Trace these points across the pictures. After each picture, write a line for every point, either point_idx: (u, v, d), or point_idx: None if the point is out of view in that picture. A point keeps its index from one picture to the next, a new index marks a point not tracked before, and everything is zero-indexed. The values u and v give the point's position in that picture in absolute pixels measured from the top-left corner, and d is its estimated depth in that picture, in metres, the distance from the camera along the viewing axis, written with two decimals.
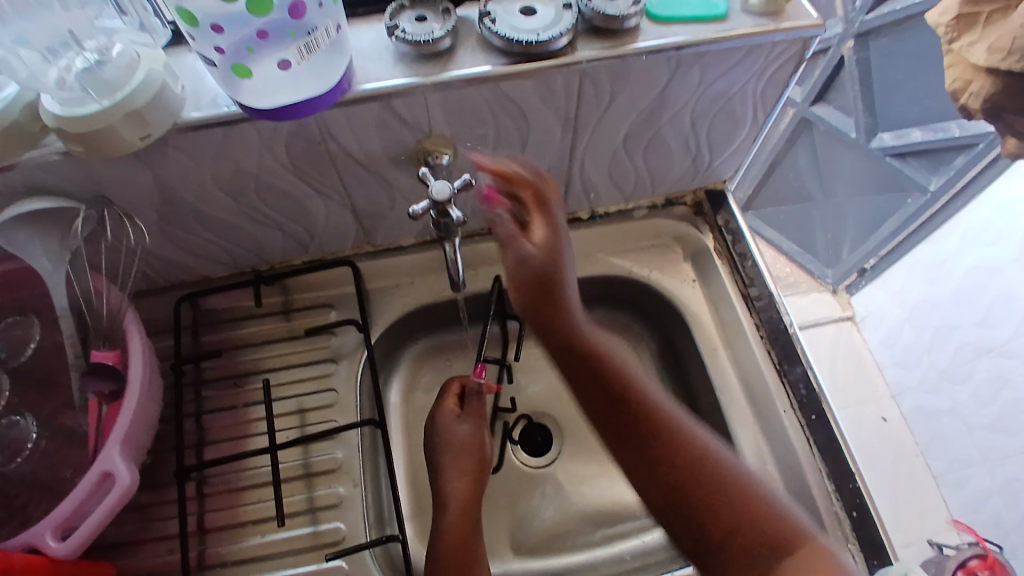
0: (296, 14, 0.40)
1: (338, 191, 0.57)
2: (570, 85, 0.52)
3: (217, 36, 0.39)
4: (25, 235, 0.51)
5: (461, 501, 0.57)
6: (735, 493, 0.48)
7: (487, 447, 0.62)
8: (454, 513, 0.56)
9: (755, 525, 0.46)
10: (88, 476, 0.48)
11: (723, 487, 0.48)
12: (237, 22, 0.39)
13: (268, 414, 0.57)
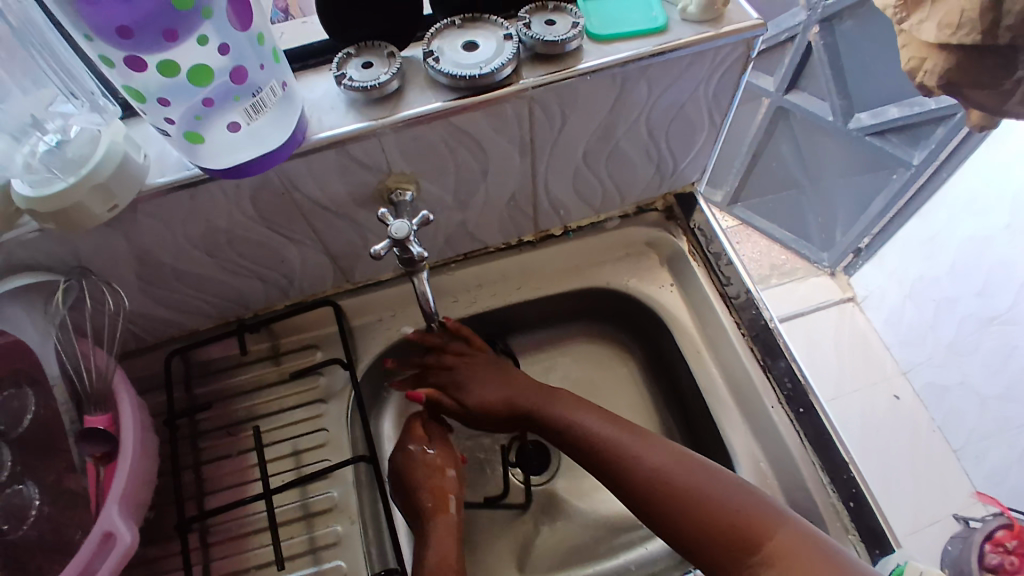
0: (239, 80, 0.42)
1: (310, 236, 0.59)
2: (521, 112, 0.53)
3: (166, 109, 0.42)
4: (11, 309, 0.52)
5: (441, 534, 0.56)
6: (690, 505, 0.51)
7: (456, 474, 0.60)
8: (433, 547, 0.55)
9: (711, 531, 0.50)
10: (90, 536, 0.49)
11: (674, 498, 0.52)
12: (182, 93, 0.41)
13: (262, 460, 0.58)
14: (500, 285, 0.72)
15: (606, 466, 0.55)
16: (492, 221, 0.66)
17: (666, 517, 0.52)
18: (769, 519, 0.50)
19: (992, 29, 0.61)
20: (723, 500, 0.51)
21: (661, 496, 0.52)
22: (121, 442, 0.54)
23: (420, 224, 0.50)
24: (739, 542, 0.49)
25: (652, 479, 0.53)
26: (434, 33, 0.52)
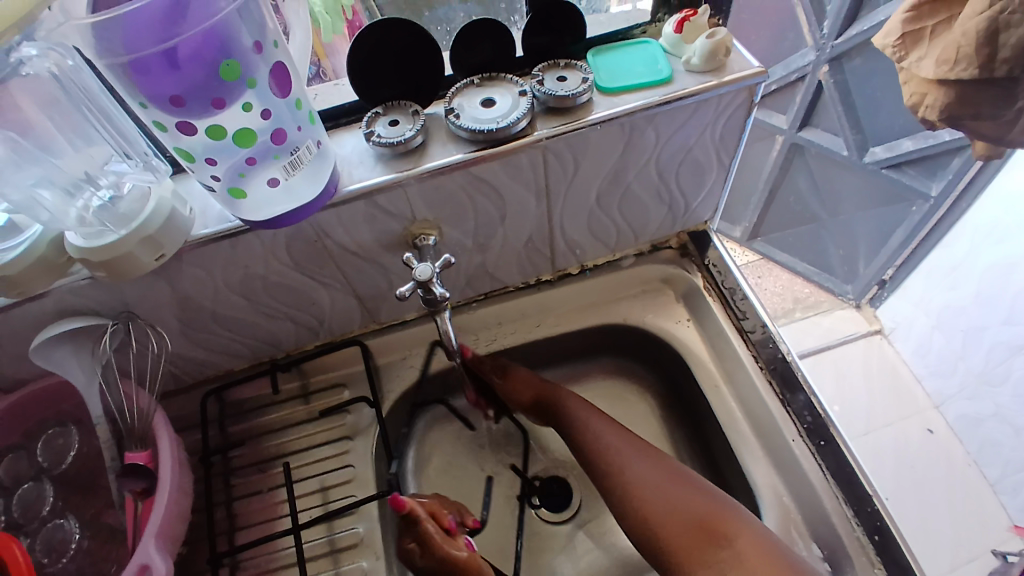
0: (279, 140, 0.46)
1: (338, 280, 0.62)
2: (535, 160, 0.56)
3: (212, 167, 0.46)
4: (60, 352, 0.56)
5: None
6: (669, 499, 0.54)
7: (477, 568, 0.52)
8: None
9: (687, 520, 0.52)
10: (127, 569, 0.51)
11: (653, 494, 0.55)
12: (227, 153, 0.45)
13: (291, 495, 0.60)
14: (519, 323, 0.74)
15: (600, 464, 0.59)
16: (511, 262, 0.69)
17: (646, 510, 0.54)
18: (735, 523, 0.51)
19: (990, 63, 0.62)
20: (701, 501, 0.53)
21: (644, 492, 0.55)
22: (158, 480, 0.56)
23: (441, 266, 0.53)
24: (714, 533, 0.51)
25: (635, 477, 0.56)
26: (455, 91, 0.56)
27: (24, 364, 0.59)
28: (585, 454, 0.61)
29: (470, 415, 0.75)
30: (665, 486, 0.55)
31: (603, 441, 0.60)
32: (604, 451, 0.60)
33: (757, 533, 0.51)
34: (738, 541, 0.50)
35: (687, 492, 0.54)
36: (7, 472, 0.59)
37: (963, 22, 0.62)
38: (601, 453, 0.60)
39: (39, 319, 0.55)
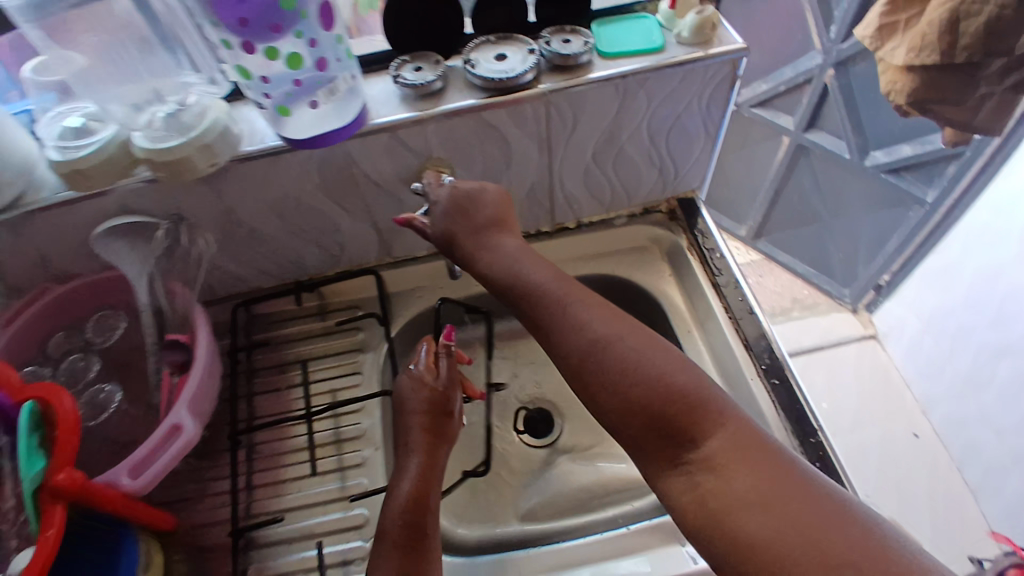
0: (324, 66, 0.56)
1: (360, 209, 0.70)
2: (539, 112, 0.64)
3: (266, 86, 0.55)
4: (116, 245, 0.63)
5: (418, 473, 0.58)
6: (661, 395, 0.47)
7: (453, 401, 0.63)
8: (410, 481, 0.57)
9: (669, 388, 0.47)
10: (160, 425, 0.56)
11: (645, 374, 0.48)
12: (280, 75, 0.55)
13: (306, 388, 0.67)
14: None
15: (583, 348, 0.51)
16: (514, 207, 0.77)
17: (637, 399, 0.47)
18: (715, 417, 0.46)
19: (951, 50, 0.70)
20: (695, 388, 0.47)
21: (626, 382, 0.48)
22: (194, 357, 0.62)
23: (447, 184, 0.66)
24: (690, 410, 0.46)
25: (641, 370, 0.48)
26: (472, 48, 0.65)
27: (81, 259, 0.67)
28: (569, 335, 0.52)
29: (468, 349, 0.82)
30: (673, 383, 0.47)
31: (585, 356, 0.50)
32: (607, 376, 0.49)
33: (733, 423, 0.46)
34: (726, 425, 0.45)
35: (660, 408, 0.46)
36: (56, 346, 0.66)
37: (930, 12, 0.69)
38: (587, 372, 0.50)
39: (100, 214, 0.63)
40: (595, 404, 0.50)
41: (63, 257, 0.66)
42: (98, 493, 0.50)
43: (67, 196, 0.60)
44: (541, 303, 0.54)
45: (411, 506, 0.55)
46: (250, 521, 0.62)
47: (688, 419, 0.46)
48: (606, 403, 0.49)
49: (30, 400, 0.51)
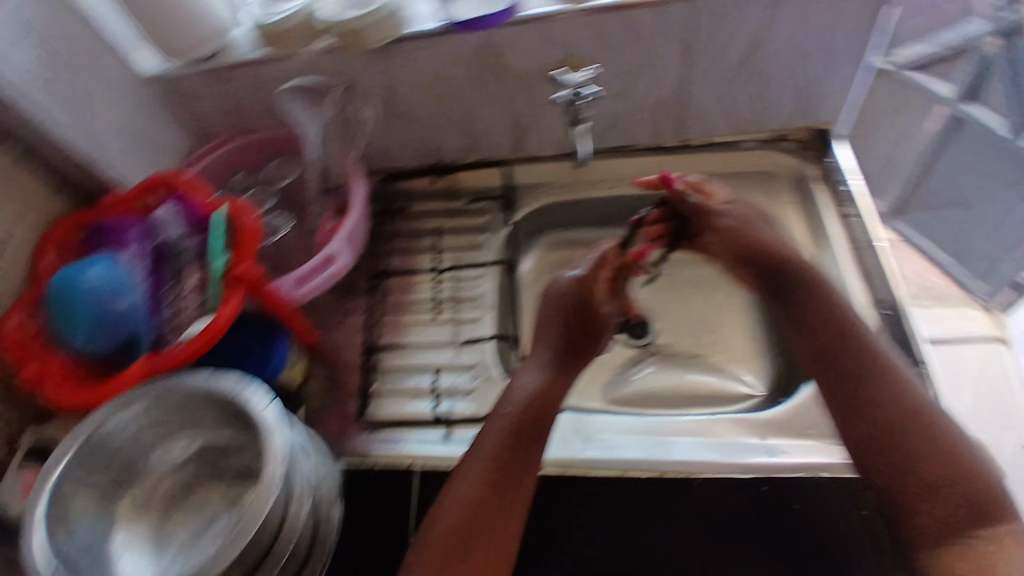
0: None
1: (506, 100, 0.70)
2: (681, 19, 0.61)
3: None
4: (297, 103, 0.70)
5: (539, 383, 0.61)
6: (958, 465, 0.51)
7: (600, 314, 0.68)
8: (533, 381, 0.61)
9: (958, 462, 0.51)
10: (320, 252, 0.67)
11: (938, 436, 0.52)
12: None
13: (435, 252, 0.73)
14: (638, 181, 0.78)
15: (874, 382, 0.56)
16: (642, 119, 0.72)
17: (937, 458, 0.51)
18: (1003, 509, 0.50)
19: None
20: (985, 474, 0.51)
21: (926, 434, 0.52)
22: (353, 196, 0.71)
23: (589, 76, 0.60)
24: (982, 511, 0.50)
25: (936, 427, 0.53)
26: None
27: (260, 115, 0.75)
28: (855, 367, 0.57)
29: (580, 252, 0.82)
30: (966, 459, 0.52)
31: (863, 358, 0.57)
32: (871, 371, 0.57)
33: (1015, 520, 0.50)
34: (998, 524, 0.49)
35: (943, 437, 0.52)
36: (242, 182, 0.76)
37: None
38: (860, 367, 0.57)
39: (284, 75, 0.69)
40: (843, 397, 0.57)
41: (250, 112, 0.75)
42: (267, 291, 0.61)
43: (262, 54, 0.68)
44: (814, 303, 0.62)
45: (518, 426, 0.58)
46: (376, 350, 0.72)
47: (974, 512, 0.49)
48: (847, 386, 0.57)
49: (221, 210, 0.62)
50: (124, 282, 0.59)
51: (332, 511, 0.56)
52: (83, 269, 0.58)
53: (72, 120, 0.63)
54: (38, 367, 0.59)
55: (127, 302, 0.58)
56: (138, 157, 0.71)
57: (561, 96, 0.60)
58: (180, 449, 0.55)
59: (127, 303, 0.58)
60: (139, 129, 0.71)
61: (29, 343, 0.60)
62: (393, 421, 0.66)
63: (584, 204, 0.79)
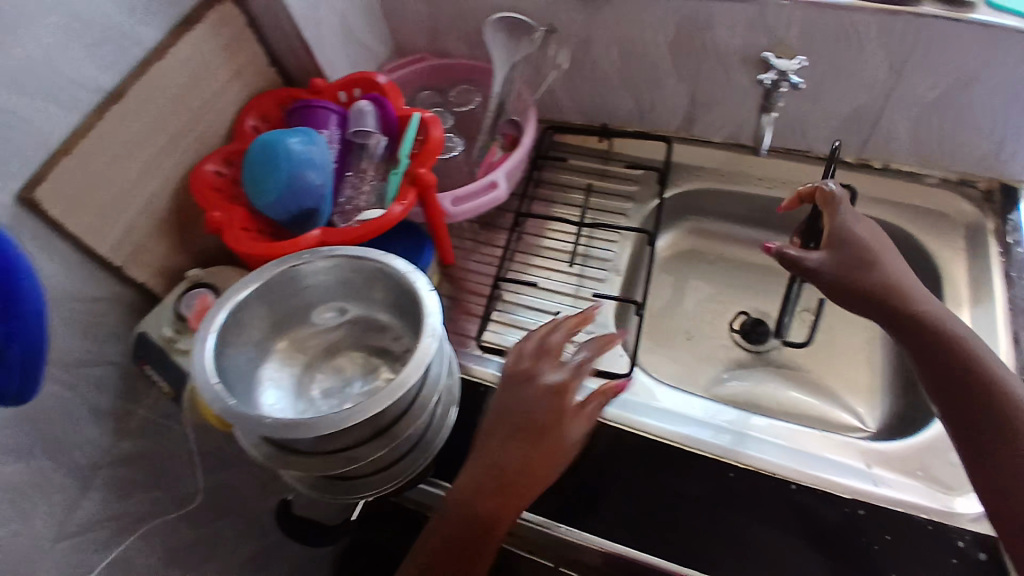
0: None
1: (691, 76, 0.71)
2: (905, 35, 0.59)
3: None
4: (499, 35, 0.73)
5: (526, 464, 0.52)
6: None
7: (563, 431, 0.54)
8: (513, 456, 0.53)
9: None
10: (483, 178, 0.71)
11: None
12: None
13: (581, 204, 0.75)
14: (800, 187, 0.76)
15: (980, 404, 0.51)
16: (827, 128, 0.72)
17: None
18: None
19: None
20: None
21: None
22: (524, 133, 0.74)
23: (799, 65, 0.61)
24: None
25: None
26: None
27: (456, 41, 0.80)
28: (959, 387, 0.52)
29: (718, 248, 0.83)
30: None
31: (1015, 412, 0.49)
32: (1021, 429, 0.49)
33: None
34: None
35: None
36: (425, 100, 0.82)
37: None
38: (977, 391, 0.51)
39: (491, 7, 0.73)
40: (970, 424, 0.51)
41: (451, 34, 0.79)
42: (434, 199, 0.67)
43: None
44: (952, 344, 0.53)
45: (532, 435, 0.53)
46: (502, 282, 0.75)
47: None
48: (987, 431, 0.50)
49: (417, 115, 0.69)
50: (321, 159, 0.65)
51: (449, 411, 0.62)
52: (290, 139, 0.64)
53: (304, 3, 0.70)
54: (227, 214, 0.65)
55: (321, 178, 0.65)
56: (346, 51, 0.78)
57: (765, 76, 0.63)
58: (328, 315, 0.61)
59: (320, 179, 0.65)
60: (349, 26, 0.77)
61: (217, 188, 0.68)
62: (505, 349, 0.69)
63: (736, 198, 0.79)
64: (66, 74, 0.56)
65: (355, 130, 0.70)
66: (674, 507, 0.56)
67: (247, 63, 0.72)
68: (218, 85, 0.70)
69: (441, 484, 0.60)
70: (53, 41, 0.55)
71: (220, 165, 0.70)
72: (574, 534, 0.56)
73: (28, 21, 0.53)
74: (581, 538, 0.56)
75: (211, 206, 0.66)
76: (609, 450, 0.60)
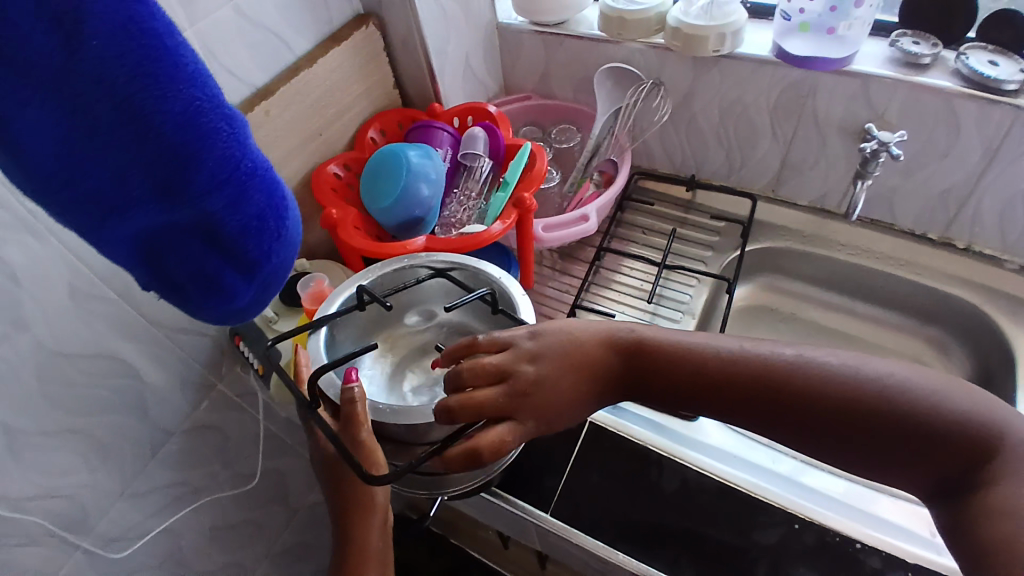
0: (858, 3, 0.66)
1: (785, 138, 0.75)
2: (1003, 123, 0.62)
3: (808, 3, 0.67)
4: (607, 83, 0.80)
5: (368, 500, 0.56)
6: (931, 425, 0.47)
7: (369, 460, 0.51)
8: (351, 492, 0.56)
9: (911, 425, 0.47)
10: (575, 211, 0.75)
11: (874, 414, 0.48)
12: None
13: (664, 246, 0.78)
14: (882, 257, 0.78)
15: (777, 395, 0.51)
16: (914, 204, 0.74)
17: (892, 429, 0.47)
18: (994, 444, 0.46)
19: None
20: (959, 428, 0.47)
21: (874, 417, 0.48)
22: (619, 176, 0.79)
23: (900, 139, 0.66)
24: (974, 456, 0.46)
25: (872, 406, 0.48)
26: (967, 48, 0.66)
27: (566, 86, 0.86)
28: (753, 389, 0.51)
29: (789, 313, 0.85)
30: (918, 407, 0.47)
31: (856, 396, 0.48)
32: (880, 405, 0.48)
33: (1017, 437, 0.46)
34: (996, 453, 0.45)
35: (961, 425, 0.46)
36: (527, 135, 0.90)
37: None
38: (782, 392, 0.50)
39: (605, 58, 0.80)
40: (804, 423, 0.50)
41: (560, 79, 0.86)
42: (531, 223, 0.71)
43: (596, 36, 0.78)
44: (735, 375, 0.52)
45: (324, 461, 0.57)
46: (578, 308, 0.77)
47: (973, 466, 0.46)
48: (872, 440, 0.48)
49: (528, 147, 0.75)
50: (434, 174, 0.71)
51: None
52: (409, 151, 0.71)
53: (440, 36, 0.78)
54: (342, 211, 0.71)
55: (431, 191, 0.71)
56: (466, 82, 0.86)
57: (865, 145, 0.67)
58: (416, 318, 0.67)
59: (429, 192, 0.70)
60: (473, 62, 0.85)
61: (334, 188, 0.75)
62: None
63: (814, 260, 0.81)
64: (226, 65, 0.64)
65: (465, 152, 0.76)
66: (735, 555, 0.57)
67: (378, 81, 0.80)
68: (350, 97, 0.77)
69: (505, 495, 0.63)
70: (223, 35, 0.62)
71: (341, 167, 0.77)
72: (597, 544, 0.59)
73: (209, 15, 0.60)
74: (596, 548, 0.59)
75: (328, 204, 0.72)
76: (676, 493, 0.61)
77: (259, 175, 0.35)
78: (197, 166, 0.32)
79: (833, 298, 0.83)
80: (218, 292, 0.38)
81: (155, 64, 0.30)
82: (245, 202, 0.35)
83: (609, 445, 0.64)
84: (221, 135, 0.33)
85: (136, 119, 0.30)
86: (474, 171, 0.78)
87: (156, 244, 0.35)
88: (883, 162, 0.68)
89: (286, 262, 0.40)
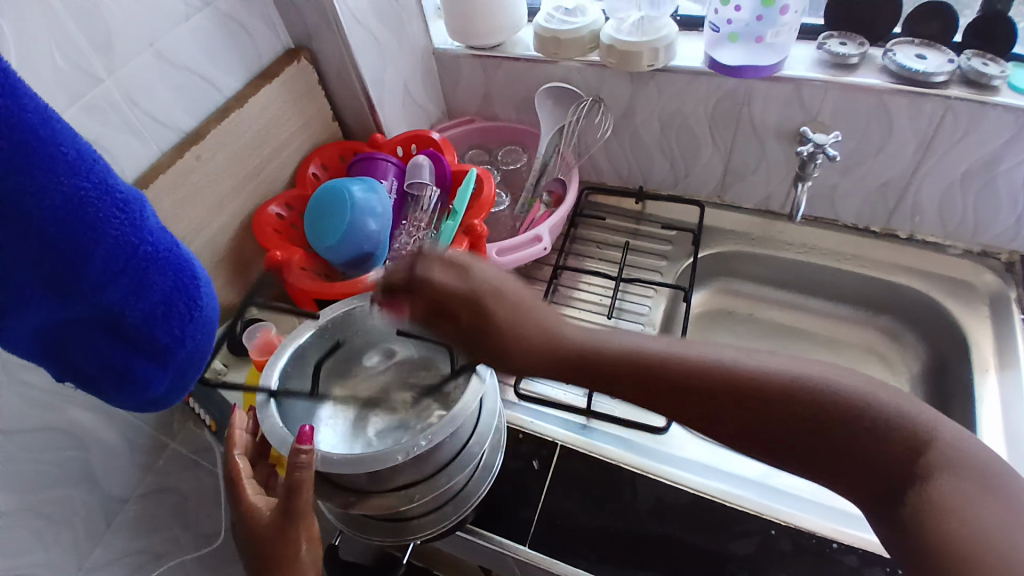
0: (783, 11, 0.66)
1: (725, 145, 0.77)
2: (934, 114, 0.64)
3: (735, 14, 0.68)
4: (548, 103, 0.80)
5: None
6: (874, 430, 0.43)
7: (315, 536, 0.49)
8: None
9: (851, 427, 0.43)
10: (527, 234, 0.74)
11: (812, 419, 0.44)
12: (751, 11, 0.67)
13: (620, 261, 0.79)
14: (830, 254, 0.80)
15: (709, 397, 0.47)
16: (856, 199, 0.76)
17: (834, 438, 0.44)
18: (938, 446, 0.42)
19: None
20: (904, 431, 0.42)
21: (814, 422, 0.44)
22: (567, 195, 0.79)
23: (834, 140, 0.67)
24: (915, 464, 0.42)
25: (810, 409, 0.44)
26: (894, 45, 0.68)
27: (509, 107, 0.86)
28: (685, 391, 0.47)
29: (747, 316, 0.86)
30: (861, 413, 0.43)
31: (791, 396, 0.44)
32: (809, 403, 0.44)
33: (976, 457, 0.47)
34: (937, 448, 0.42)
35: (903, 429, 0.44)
36: (474, 158, 0.89)
37: None
38: (714, 395, 0.46)
39: (546, 77, 0.79)
40: (737, 424, 0.46)
41: (502, 100, 0.86)
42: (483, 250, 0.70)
43: (534, 56, 0.78)
44: (664, 374, 0.48)
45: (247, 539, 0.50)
46: None
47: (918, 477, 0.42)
48: (804, 439, 0.45)
49: (473, 172, 0.74)
50: (381, 208, 0.69)
51: (488, 471, 0.61)
52: (353, 187, 0.69)
53: (375, 66, 0.77)
54: (287, 253, 0.69)
55: (378, 225, 0.69)
56: (407, 111, 0.85)
57: (802, 148, 0.69)
58: (375, 359, 0.65)
59: (377, 226, 0.69)
60: (412, 90, 0.84)
61: (278, 229, 0.73)
62: (545, 398, 0.70)
63: (766, 262, 0.83)
64: (149, 113, 0.61)
65: (411, 182, 0.75)
66: (714, 567, 0.56)
67: (314, 116, 0.78)
68: (287, 133, 0.75)
69: (480, 532, 0.61)
70: (143, 82, 0.60)
71: (283, 207, 0.74)
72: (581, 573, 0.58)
73: (128, 62, 0.58)
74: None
75: (272, 247, 0.69)
76: (653, 510, 0.60)
77: (161, 259, 0.38)
78: (89, 257, 0.34)
79: (788, 296, 0.85)
80: (130, 384, 0.39)
81: (35, 163, 0.32)
82: (145, 288, 0.38)
83: (580, 467, 0.63)
84: (112, 223, 0.35)
85: (21, 218, 0.32)
86: (422, 200, 0.76)
87: (57, 336, 0.36)
88: (821, 163, 0.70)
89: (203, 345, 0.42)
